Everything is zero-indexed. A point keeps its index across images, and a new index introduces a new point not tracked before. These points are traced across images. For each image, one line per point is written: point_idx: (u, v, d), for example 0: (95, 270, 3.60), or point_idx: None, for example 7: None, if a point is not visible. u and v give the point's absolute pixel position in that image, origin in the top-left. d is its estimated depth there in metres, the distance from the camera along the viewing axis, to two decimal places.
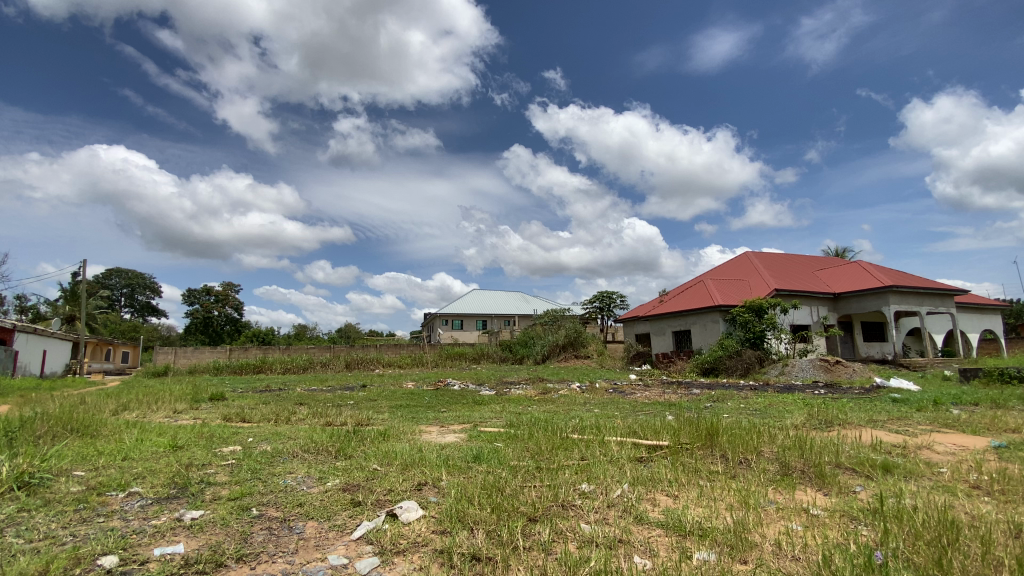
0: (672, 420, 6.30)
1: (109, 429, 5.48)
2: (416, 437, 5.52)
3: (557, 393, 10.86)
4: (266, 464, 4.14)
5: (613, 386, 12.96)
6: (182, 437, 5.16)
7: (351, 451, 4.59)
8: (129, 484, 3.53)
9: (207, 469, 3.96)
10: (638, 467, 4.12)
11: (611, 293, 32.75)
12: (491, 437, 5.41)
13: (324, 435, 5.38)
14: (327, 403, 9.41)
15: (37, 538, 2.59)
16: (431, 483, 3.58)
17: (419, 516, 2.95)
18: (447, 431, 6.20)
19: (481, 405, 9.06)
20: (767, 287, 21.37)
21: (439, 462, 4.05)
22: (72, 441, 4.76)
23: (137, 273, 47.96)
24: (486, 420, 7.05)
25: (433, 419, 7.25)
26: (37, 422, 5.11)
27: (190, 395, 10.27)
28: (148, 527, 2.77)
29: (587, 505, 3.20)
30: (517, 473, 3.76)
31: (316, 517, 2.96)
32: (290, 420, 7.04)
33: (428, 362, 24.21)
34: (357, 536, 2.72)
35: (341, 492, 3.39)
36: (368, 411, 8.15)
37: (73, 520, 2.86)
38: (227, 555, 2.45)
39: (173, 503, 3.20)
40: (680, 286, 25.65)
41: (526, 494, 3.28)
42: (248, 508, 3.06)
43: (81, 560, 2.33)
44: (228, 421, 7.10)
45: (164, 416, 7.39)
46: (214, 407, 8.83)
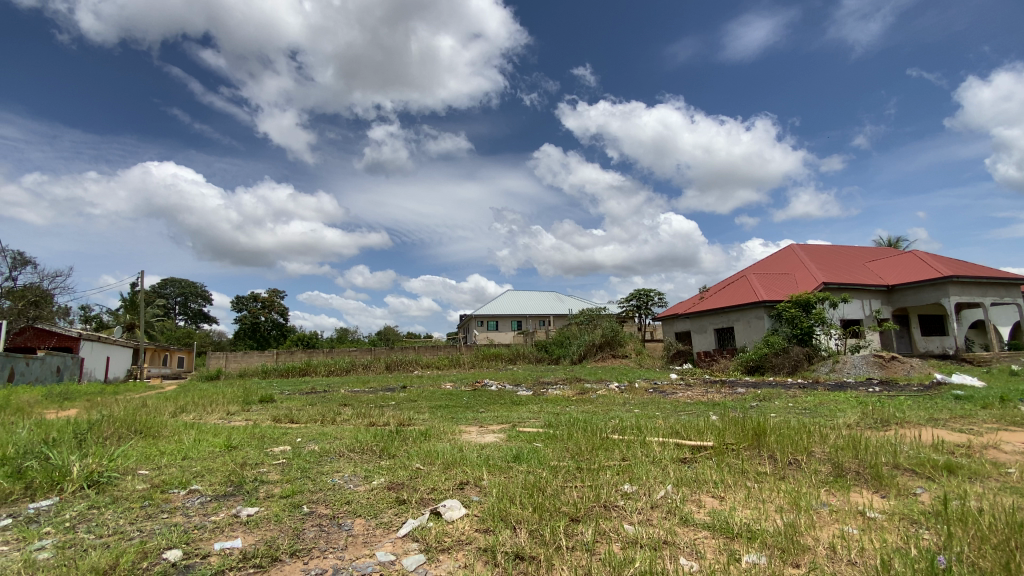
0: (716, 420, 6.13)
1: (169, 431, 5.80)
2: (457, 437, 5.59)
3: (595, 393, 10.77)
4: (315, 463, 4.29)
5: (652, 386, 12.73)
6: (236, 438, 5.42)
7: (394, 450, 4.70)
8: (190, 481, 3.74)
9: (260, 468, 4.14)
10: (682, 468, 4.04)
11: (648, 291, 32.18)
12: (531, 437, 5.42)
13: (368, 435, 5.53)
14: (369, 404, 9.67)
15: (107, 533, 2.77)
16: (473, 482, 3.62)
17: (462, 515, 2.99)
18: (487, 431, 6.25)
19: (519, 405, 9.09)
20: (814, 281, 20.50)
21: (481, 461, 4.09)
22: (136, 442, 5.07)
23: (190, 282, 50.63)
24: (524, 420, 7.05)
25: (473, 420, 7.30)
26: (106, 425, 5.48)
27: (242, 397, 10.79)
28: (208, 523, 2.92)
29: (631, 506, 3.16)
30: (558, 474, 3.74)
31: (364, 515, 3.04)
32: (336, 421, 7.26)
33: (465, 363, 24.48)
34: (403, 533, 2.78)
35: (386, 491, 3.48)
36: (408, 411, 8.32)
37: (139, 517, 3.05)
38: (281, 550, 2.55)
39: (229, 500, 3.36)
40: (720, 282, 24.94)
41: (568, 494, 3.27)
42: (299, 506, 3.18)
43: (148, 554, 2.48)
44: (277, 422, 7.41)
45: (218, 417, 7.78)
46: (264, 409, 9.22)
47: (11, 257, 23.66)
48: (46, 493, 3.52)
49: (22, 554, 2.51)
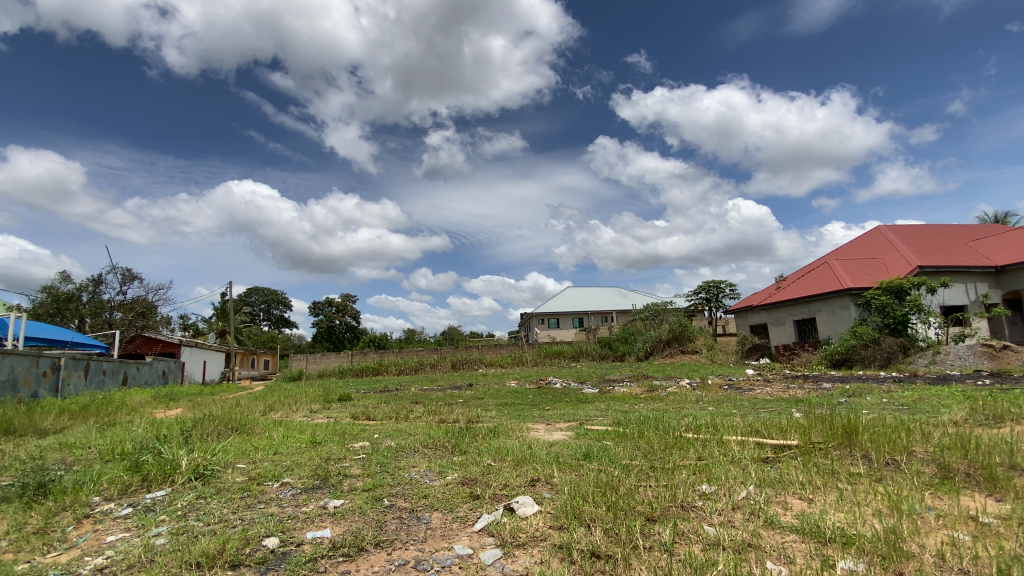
0: (800, 417, 5.75)
1: (261, 428, 6.28)
2: (525, 434, 5.62)
3: (665, 391, 10.44)
4: (392, 459, 4.48)
5: (727, 382, 12.13)
6: (319, 434, 5.76)
7: (466, 446, 4.80)
8: (281, 475, 4.03)
9: (342, 463, 4.39)
10: (764, 468, 3.83)
11: (718, 283, 30.78)
12: (601, 435, 5.34)
13: (440, 432, 5.69)
14: (439, 402, 9.96)
15: (214, 521, 3.05)
16: (545, 479, 3.63)
17: (536, 512, 3.00)
18: (555, 429, 6.22)
19: (586, 402, 9.00)
20: (907, 265, 18.72)
21: (551, 459, 4.09)
22: (233, 439, 5.50)
23: (272, 290, 54.48)
24: (591, 418, 6.97)
25: (540, 417, 7.30)
26: (207, 423, 6.00)
27: (323, 396, 11.47)
28: (300, 513, 3.13)
29: (710, 507, 3.04)
30: (631, 473, 3.67)
31: (440, 509, 3.14)
32: (409, 417, 7.56)
33: (528, 361, 24.56)
34: (479, 527, 2.84)
35: (460, 486, 3.57)
36: (475, 409, 8.46)
37: (240, 506, 3.33)
38: (366, 540, 2.69)
39: (317, 493, 3.58)
40: (798, 270, 23.36)
41: (642, 494, 3.20)
42: (380, 499, 3.34)
43: (250, 540, 2.70)
44: (355, 419, 7.81)
45: (301, 415, 8.28)
46: (343, 407, 9.75)
47: (120, 273, 26.52)
48: (160, 484, 3.93)
49: (143, 539, 2.81)
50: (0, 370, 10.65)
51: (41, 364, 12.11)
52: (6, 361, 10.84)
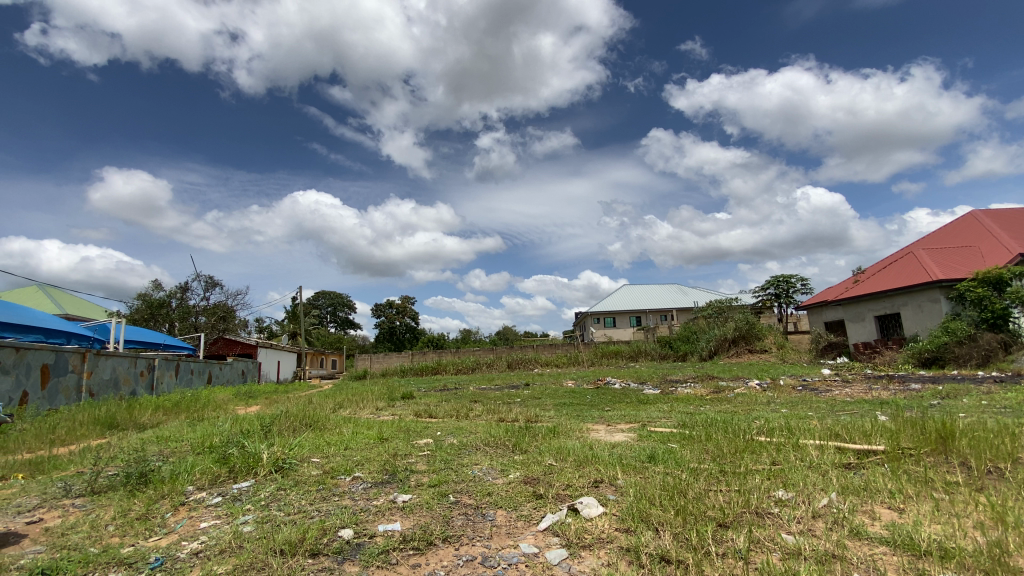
0: (885, 421, 5.32)
1: (331, 424, 6.62)
2: (585, 434, 5.58)
3: (732, 392, 10.00)
4: (455, 456, 4.57)
5: (802, 383, 11.39)
6: (386, 431, 5.97)
7: (526, 445, 4.82)
8: (353, 469, 4.22)
9: (409, 458, 4.54)
10: (847, 474, 3.56)
11: (787, 278, 29.10)
12: (665, 437, 5.19)
13: (501, 431, 5.74)
14: (498, 401, 10.08)
15: (294, 511, 3.24)
16: (608, 481, 3.57)
17: (601, 513, 2.96)
18: (616, 430, 6.10)
19: (647, 404, 8.79)
20: (1008, 253, 16.88)
21: (614, 460, 4.02)
22: (307, 434, 5.81)
23: (338, 293, 57.33)
24: (654, 419, 6.81)
25: (600, 418, 7.20)
26: (284, 419, 6.39)
27: (387, 394, 11.91)
28: (371, 507, 3.26)
29: (787, 514, 2.87)
30: (700, 476, 3.53)
31: (505, 507, 3.16)
32: (469, 416, 7.70)
33: (585, 361, 24.30)
34: (543, 527, 2.83)
35: (523, 485, 3.58)
36: (535, 408, 8.46)
37: (316, 498, 3.51)
38: (435, 535, 2.75)
39: (387, 487, 3.72)
40: (877, 262, 21.63)
41: (712, 498, 3.08)
42: (446, 495, 3.41)
43: (327, 531, 2.84)
44: (418, 416, 8.07)
45: (368, 412, 8.64)
46: (406, 404, 10.10)
47: (203, 281, 28.75)
48: (245, 476, 4.22)
49: (232, 527, 3.03)
50: (105, 369, 11.84)
51: (139, 365, 13.36)
52: (109, 361, 12.03)
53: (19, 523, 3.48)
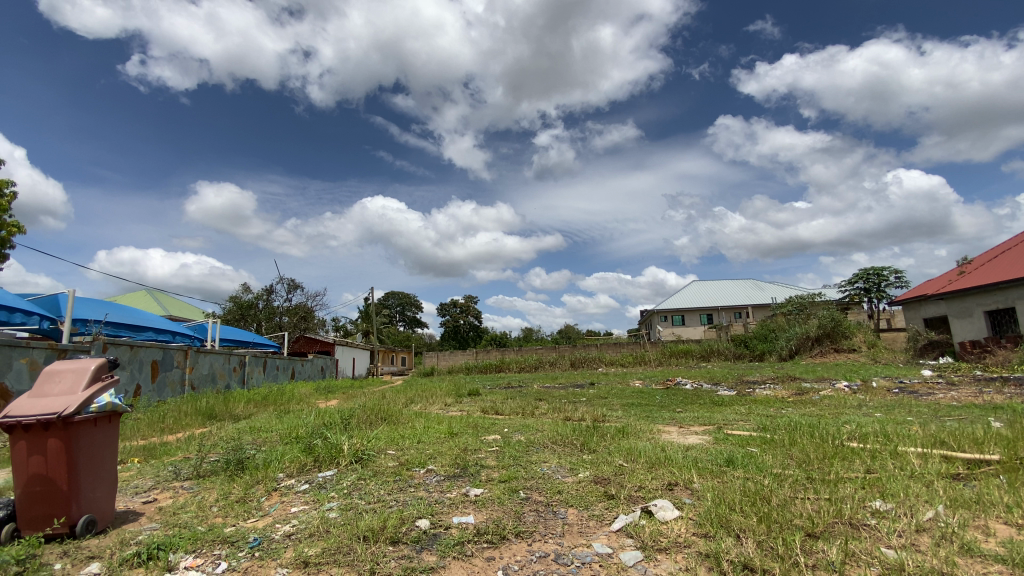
0: (1002, 428, 4.75)
1: (404, 418, 6.89)
2: (657, 436, 5.43)
3: (817, 394, 9.32)
4: (524, 453, 4.60)
5: (900, 385, 10.40)
6: (455, 426, 6.13)
7: (595, 445, 4.75)
8: (426, 462, 4.37)
9: (478, 454, 4.62)
10: (956, 486, 3.21)
11: (878, 270, 26.69)
12: (744, 441, 4.93)
13: (568, 430, 5.69)
14: (563, 399, 10.05)
15: (374, 500, 3.41)
16: (683, 484, 3.45)
17: (676, 517, 2.87)
18: (690, 432, 5.88)
19: (723, 406, 8.38)
20: None
21: (689, 463, 3.87)
22: (383, 428, 6.07)
23: (406, 294, 59.61)
24: (731, 422, 6.50)
25: (671, 419, 6.99)
26: (361, 413, 6.72)
27: (455, 390, 12.22)
28: (446, 499, 3.37)
29: (886, 527, 2.64)
30: (784, 483, 3.33)
31: (576, 506, 3.15)
32: (536, 414, 7.72)
33: (652, 361, 23.56)
34: (617, 527, 2.80)
35: (593, 484, 3.54)
36: (602, 408, 8.33)
37: (394, 488, 3.68)
38: (508, 530, 2.79)
39: (459, 480, 3.82)
40: (987, 251, 19.32)
41: (798, 506, 2.90)
42: (516, 491, 3.45)
43: (405, 521, 2.95)
44: (486, 413, 8.22)
45: (437, 408, 8.90)
46: (473, 401, 10.30)
47: (286, 283, 30.93)
48: (329, 465, 4.49)
49: (319, 512, 3.23)
50: (204, 365, 13.05)
51: (232, 361, 14.60)
52: (207, 358, 13.23)
53: (137, 502, 3.92)
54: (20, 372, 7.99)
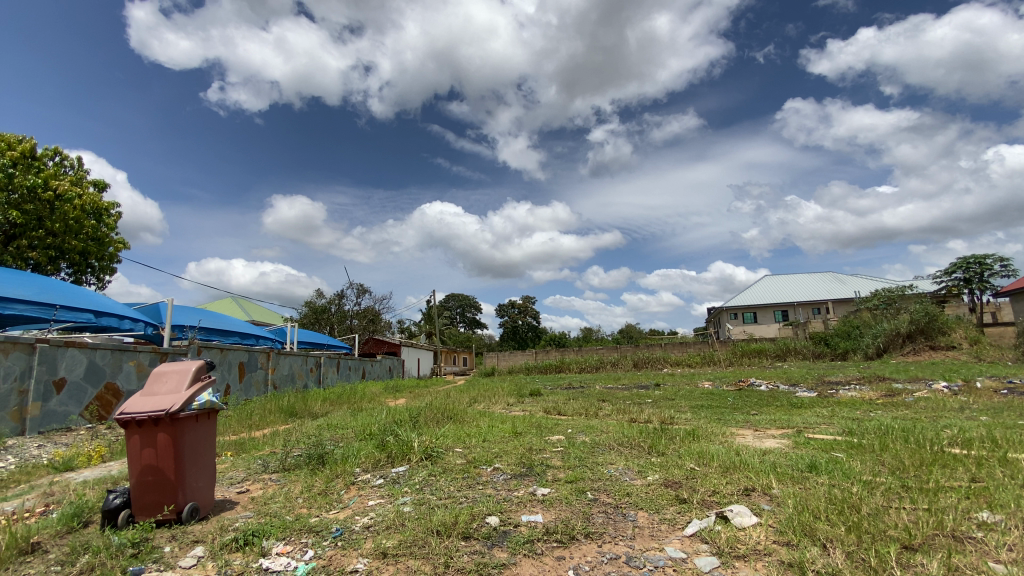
0: None
1: (469, 417, 7.04)
2: (730, 439, 5.21)
3: (911, 396, 8.56)
4: (589, 454, 4.56)
5: (1012, 386, 9.33)
6: (519, 426, 6.20)
7: (664, 448, 4.63)
8: (493, 461, 4.45)
9: (543, 454, 4.64)
10: None
11: (980, 258, 24.06)
12: (827, 446, 4.61)
13: (634, 432, 5.58)
14: (628, 400, 9.86)
15: (445, 496, 3.52)
16: (761, 489, 3.29)
17: (754, 524, 2.75)
18: (766, 436, 5.56)
19: (802, 407, 7.90)
20: None
21: (767, 468, 3.68)
22: (449, 426, 6.22)
23: (466, 295, 60.83)
24: (812, 425, 6.11)
25: (745, 422, 6.69)
26: (428, 412, 6.94)
27: (517, 390, 12.34)
28: (514, 497, 3.42)
29: (995, 540, 2.39)
30: (875, 491, 3.09)
31: (646, 508, 3.09)
32: (600, 414, 7.64)
33: (722, 361, 22.49)
34: (690, 532, 2.72)
35: (664, 488, 3.46)
36: (669, 410, 8.07)
37: (463, 485, 3.78)
38: (577, 530, 2.79)
39: (526, 479, 3.86)
40: None
41: (892, 516, 2.68)
42: (583, 492, 3.43)
43: (476, 517, 3.03)
44: (549, 413, 8.23)
45: (501, 408, 9.03)
46: (536, 401, 10.35)
47: (355, 288, 32.56)
48: (400, 461, 4.68)
49: (394, 507, 3.39)
50: (284, 366, 14.01)
51: (309, 362, 15.54)
52: (287, 359, 14.18)
53: (232, 492, 4.28)
54: (129, 373, 8.94)
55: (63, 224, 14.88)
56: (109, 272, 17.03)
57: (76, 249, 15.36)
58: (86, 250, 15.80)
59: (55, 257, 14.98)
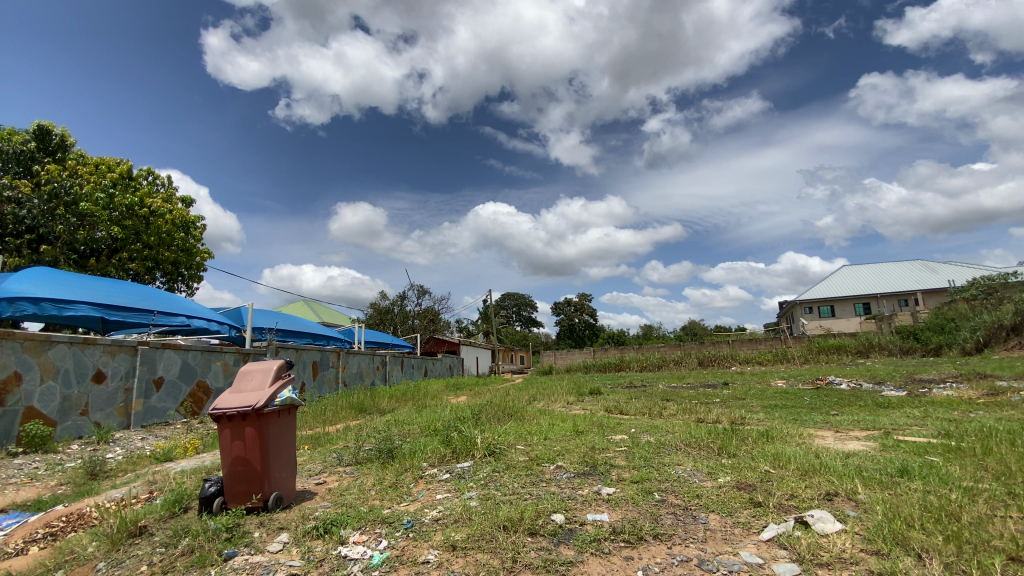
0: None
1: (529, 415, 7.07)
2: (808, 441, 4.92)
3: (1021, 395, 7.67)
4: (655, 454, 4.46)
5: None
6: (581, 424, 6.17)
7: (735, 449, 4.44)
8: (555, 459, 4.46)
9: (607, 453, 4.59)
10: None
11: None
12: (921, 449, 4.23)
13: (702, 432, 5.40)
14: (695, 399, 9.50)
15: (510, 493, 3.57)
16: (845, 494, 3.08)
17: (838, 530, 2.58)
18: (848, 438, 5.18)
19: (890, 408, 7.28)
20: None
21: (851, 472, 3.44)
22: (510, 424, 6.29)
23: (521, 294, 61.11)
24: (901, 427, 5.63)
25: (824, 423, 6.26)
26: (489, 409, 7.05)
27: (577, 389, 12.24)
28: (578, 495, 3.41)
29: None
30: (977, 498, 2.80)
31: (718, 511, 2.98)
32: (664, 414, 7.43)
33: (795, 358, 21.17)
34: (767, 537, 2.59)
35: (736, 490, 3.32)
36: (739, 410, 7.71)
37: (527, 482, 3.83)
38: (645, 531, 2.74)
39: (590, 478, 3.84)
40: None
41: (998, 525, 2.43)
42: (650, 492, 3.37)
43: (541, 515, 3.05)
44: (610, 412, 8.11)
45: (561, 406, 9.00)
46: (596, 400, 10.21)
47: (416, 289, 33.66)
48: (465, 456, 4.78)
49: (461, 501, 3.48)
50: (353, 364, 14.71)
51: (375, 360, 16.22)
52: (355, 358, 14.89)
53: (311, 483, 4.57)
54: (217, 372, 9.75)
55: (156, 237, 16.37)
56: (196, 280, 18.63)
57: (168, 260, 16.89)
58: (177, 260, 17.36)
59: (151, 267, 16.52)
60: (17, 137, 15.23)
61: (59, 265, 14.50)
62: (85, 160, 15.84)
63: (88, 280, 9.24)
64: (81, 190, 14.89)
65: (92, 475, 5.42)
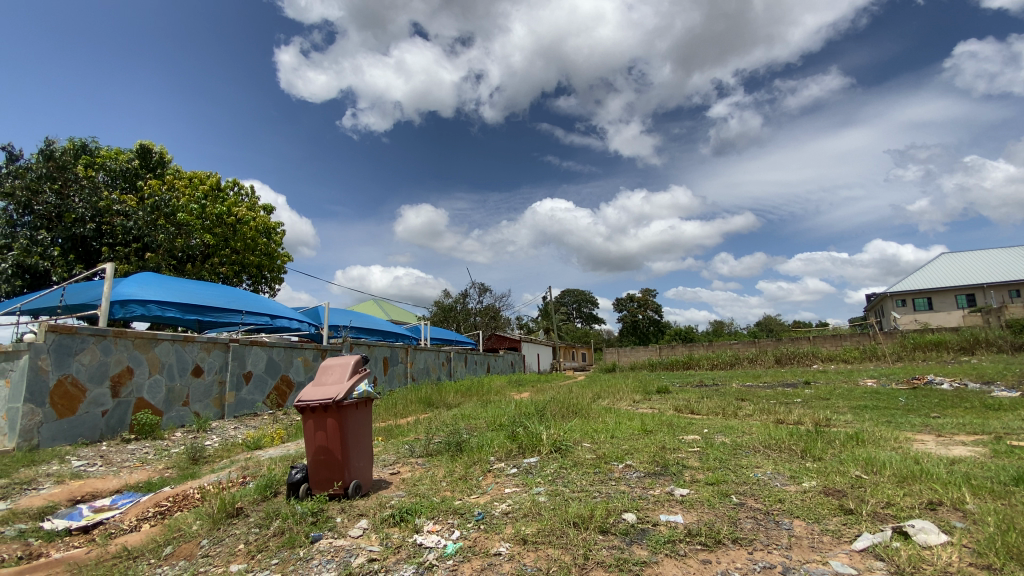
0: None
1: (597, 413, 6.97)
2: (905, 445, 4.51)
3: None
4: (731, 456, 4.26)
5: None
6: (649, 423, 6.03)
7: (820, 452, 4.15)
8: (624, 457, 4.39)
9: (678, 453, 4.46)
10: None
11: None
12: None
13: (781, 434, 5.09)
14: (772, 400, 8.97)
15: (578, 490, 3.55)
16: (951, 504, 2.79)
17: (944, 543, 2.35)
18: (954, 443, 4.69)
19: (1003, 411, 6.51)
20: None
21: (958, 479, 3.11)
22: (575, 421, 6.26)
23: (582, 291, 60.51)
24: (1018, 432, 5.02)
25: (923, 426, 5.70)
26: (554, 406, 7.04)
27: (643, 387, 11.95)
28: (650, 495, 3.34)
29: None
30: None
31: (803, 517, 2.81)
32: (739, 415, 7.09)
33: (886, 356, 19.44)
34: (860, 546, 2.41)
35: (823, 496, 3.11)
36: (823, 411, 7.17)
37: (595, 479, 3.80)
38: (723, 534, 2.64)
39: (662, 478, 3.75)
40: None
41: None
42: (728, 495, 3.23)
43: (612, 513, 3.01)
44: (681, 411, 7.84)
45: (628, 405, 8.82)
46: (663, 399, 9.90)
47: (478, 287, 34.27)
48: (532, 452, 4.82)
49: (529, 496, 3.51)
50: (420, 360, 15.21)
51: (441, 357, 16.68)
52: (422, 354, 15.39)
53: (387, 473, 4.80)
54: (299, 367, 10.43)
55: (242, 243, 18.06)
56: (278, 282, 20.13)
57: (254, 263, 18.52)
58: (261, 264, 18.91)
59: (239, 271, 18.13)
60: (124, 157, 16.92)
61: (161, 270, 15.76)
62: (181, 175, 17.64)
63: (186, 284, 10.20)
64: (178, 202, 16.46)
65: (193, 459, 6.00)
